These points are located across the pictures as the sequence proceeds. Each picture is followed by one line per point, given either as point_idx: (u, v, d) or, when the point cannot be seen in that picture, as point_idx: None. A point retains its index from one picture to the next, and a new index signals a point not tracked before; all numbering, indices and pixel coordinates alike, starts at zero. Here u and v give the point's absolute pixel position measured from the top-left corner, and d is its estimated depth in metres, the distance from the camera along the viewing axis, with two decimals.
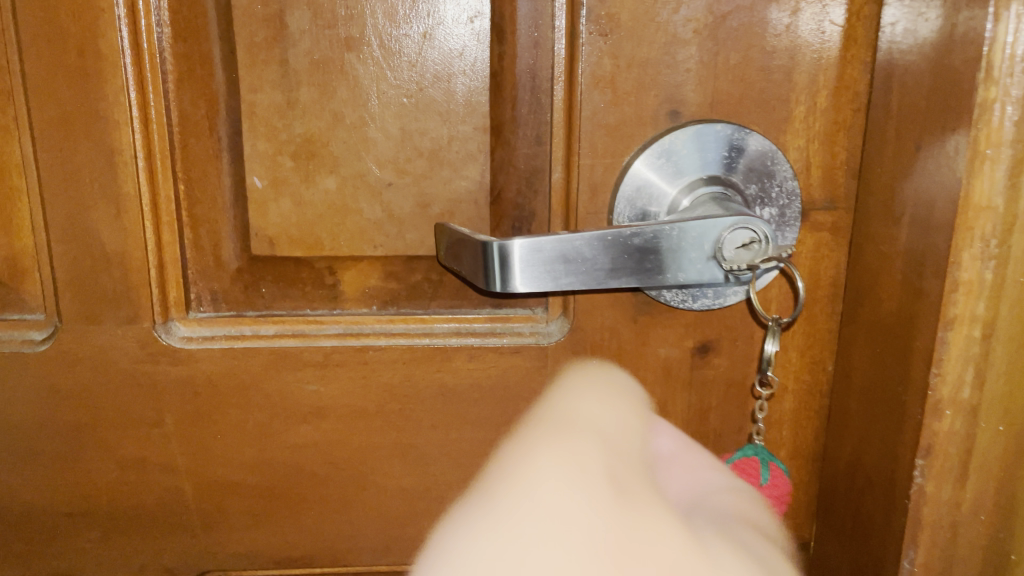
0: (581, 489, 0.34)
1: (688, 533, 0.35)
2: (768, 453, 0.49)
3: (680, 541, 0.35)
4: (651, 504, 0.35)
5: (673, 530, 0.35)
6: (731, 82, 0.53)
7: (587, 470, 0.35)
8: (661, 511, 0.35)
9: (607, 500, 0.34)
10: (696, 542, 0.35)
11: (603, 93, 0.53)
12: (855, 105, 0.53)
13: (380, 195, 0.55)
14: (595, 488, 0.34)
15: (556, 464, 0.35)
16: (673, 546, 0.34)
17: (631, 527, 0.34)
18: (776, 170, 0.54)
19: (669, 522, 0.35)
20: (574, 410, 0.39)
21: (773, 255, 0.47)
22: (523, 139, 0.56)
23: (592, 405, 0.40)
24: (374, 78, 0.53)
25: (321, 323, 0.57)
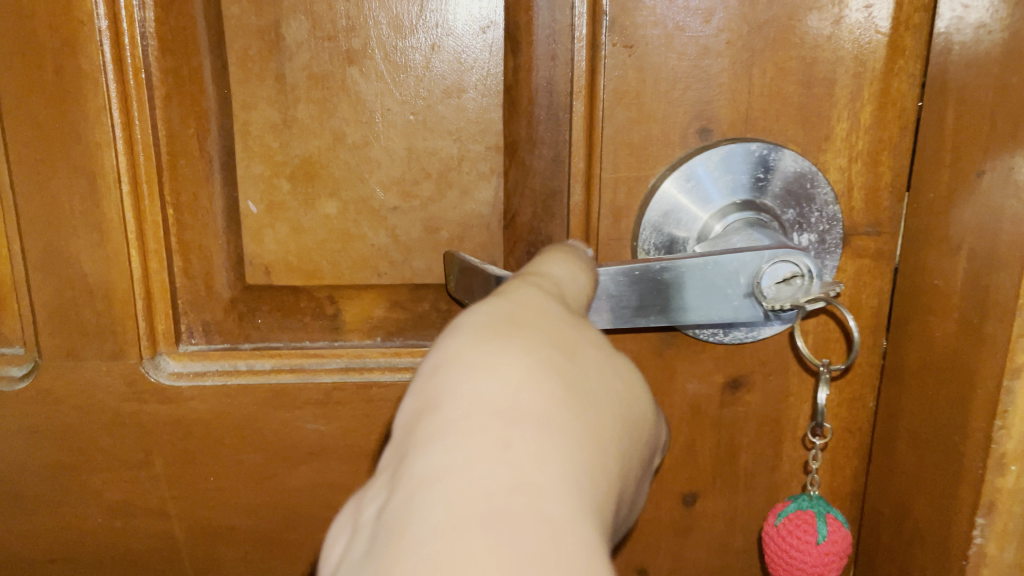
0: (573, 334, 0.30)
1: (645, 413, 0.33)
2: (826, 506, 0.45)
3: (638, 417, 0.32)
4: (625, 365, 0.32)
5: (638, 402, 0.32)
6: (766, 96, 0.49)
7: (574, 322, 0.31)
8: (633, 378, 0.33)
9: (595, 355, 0.30)
10: (646, 433, 0.33)
11: (627, 109, 0.49)
12: (903, 122, 0.49)
13: (384, 220, 0.51)
14: (586, 342, 0.31)
15: (543, 306, 0.31)
16: (634, 420, 0.31)
17: (615, 380, 0.31)
18: (815, 194, 0.49)
19: (638, 391, 0.32)
20: (552, 271, 0.37)
21: (819, 291, 0.41)
22: (540, 159, 0.51)
23: (567, 271, 0.38)
24: (377, 93, 0.49)
25: (321, 357, 0.53)
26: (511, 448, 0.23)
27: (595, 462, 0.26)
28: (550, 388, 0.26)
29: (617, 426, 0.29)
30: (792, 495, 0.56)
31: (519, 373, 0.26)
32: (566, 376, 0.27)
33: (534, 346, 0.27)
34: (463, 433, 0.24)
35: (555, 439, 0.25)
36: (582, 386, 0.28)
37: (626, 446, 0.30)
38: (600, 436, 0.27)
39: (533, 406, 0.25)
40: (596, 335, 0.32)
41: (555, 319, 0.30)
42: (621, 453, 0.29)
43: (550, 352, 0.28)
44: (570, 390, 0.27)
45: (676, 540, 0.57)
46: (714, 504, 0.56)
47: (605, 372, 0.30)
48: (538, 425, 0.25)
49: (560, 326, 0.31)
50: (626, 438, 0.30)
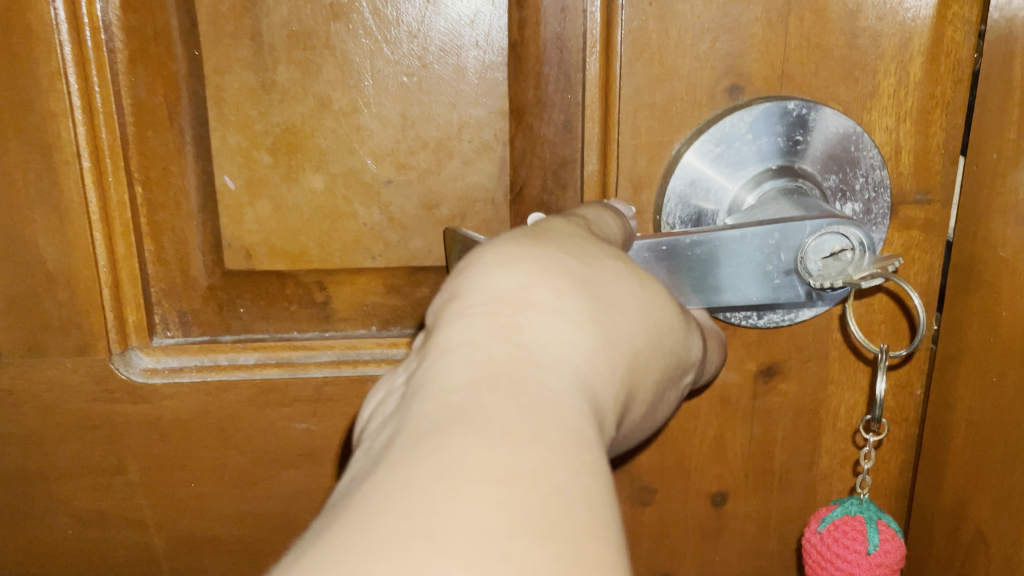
0: (594, 246, 0.30)
1: (674, 331, 0.32)
2: (876, 511, 0.40)
3: (666, 332, 0.31)
4: (651, 279, 0.31)
5: (666, 317, 0.31)
6: (804, 48, 0.43)
7: (599, 238, 0.31)
8: (662, 293, 0.31)
9: (614, 267, 0.29)
10: (673, 349, 0.32)
11: (648, 65, 0.43)
12: (956, 75, 0.43)
13: (377, 196, 0.46)
14: (602, 254, 0.29)
15: (563, 229, 0.30)
16: (655, 336, 0.30)
17: (636, 296, 0.29)
18: (860, 158, 0.44)
19: (668, 308, 0.31)
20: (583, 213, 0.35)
21: (872, 266, 0.36)
22: (550, 125, 0.45)
23: (598, 217, 0.36)
24: (367, 52, 0.44)
25: (311, 349, 0.48)
26: (530, 327, 0.25)
27: (602, 359, 0.26)
28: (579, 281, 0.27)
29: (627, 338, 0.28)
30: (830, 492, 0.51)
31: (552, 261, 0.27)
32: (597, 272, 0.28)
33: (569, 242, 0.29)
34: (491, 307, 0.25)
35: (581, 320, 0.26)
36: (603, 288, 0.28)
37: (659, 346, 0.30)
38: (626, 328, 0.28)
39: (556, 294, 0.26)
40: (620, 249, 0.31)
41: (585, 234, 0.31)
42: (640, 357, 0.29)
43: (572, 254, 0.28)
44: (595, 286, 0.27)
45: (704, 542, 0.52)
46: (745, 503, 0.51)
47: (624, 285, 0.29)
48: (563, 309, 0.26)
49: (578, 242, 0.29)
50: (641, 354, 0.29)
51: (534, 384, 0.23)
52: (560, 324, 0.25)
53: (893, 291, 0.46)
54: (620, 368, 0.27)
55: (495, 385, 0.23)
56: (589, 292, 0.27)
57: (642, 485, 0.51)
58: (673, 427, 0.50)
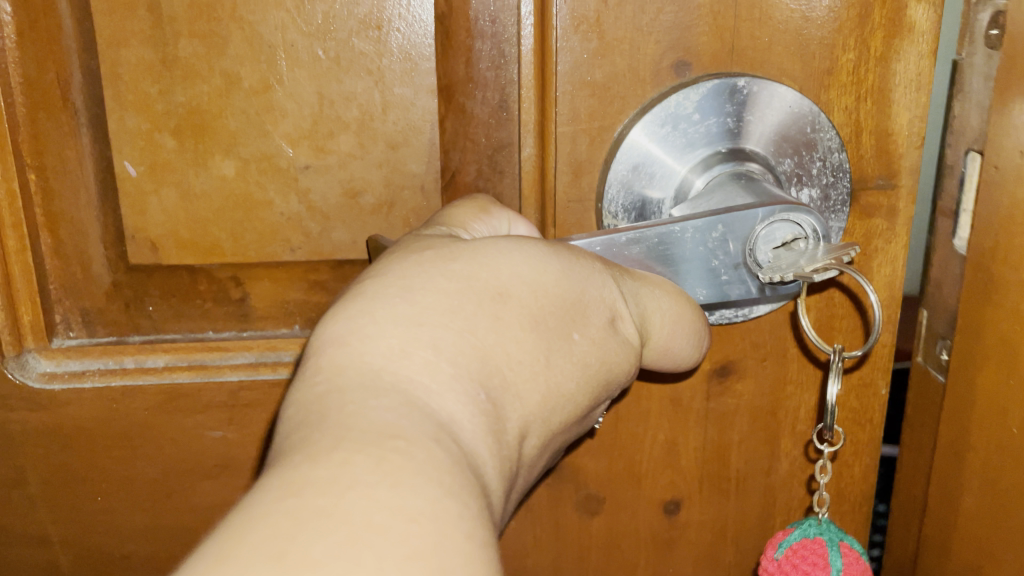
0: (406, 250, 0.29)
1: (552, 279, 0.29)
2: (839, 533, 0.36)
3: (533, 287, 0.28)
4: (485, 244, 0.29)
5: (520, 270, 0.28)
6: (757, 21, 0.40)
7: (420, 239, 0.30)
8: (505, 249, 0.29)
9: (421, 258, 0.28)
10: (568, 300, 0.29)
11: (586, 39, 0.40)
12: (920, 50, 0.40)
13: (295, 183, 0.42)
14: (410, 253, 0.29)
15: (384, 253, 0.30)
16: (509, 291, 0.28)
17: (457, 268, 0.28)
18: (817, 139, 0.40)
19: (522, 262, 0.29)
20: (452, 220, 0.32)
21: (827, 258, 0.32)
22: (482, 104, 0.42)
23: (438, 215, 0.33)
24: (278, 23, 0.40)
25: (226, 351, 0.44)
26: (332, 362, 0.25)
27: (417, 346, 0.25)
28: (375, 293, 0.27)
29: (456, 314, 0.27)
30: (790, 499, 0.48)
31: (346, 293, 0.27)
32: (405, 271, 0.28)
33: (382, 260, 0.29)
34: (301, 366, 0.26)
35: (381, 327, 0.26)
36: (406, 284, 0.27)
37: (523, 301, 0.28)
38: (451, 306, 0.27)
39: (351, 318, 0.26)
40: (441, 238, 0.30)
41: (408, 244, 0.30)
42: (492, 318, 0.27)
43: (376, 273, 0.28)
44: (395, 286, 0.27)
45: (657, 553, 0.49)
46: (700, 512, 0.48)
47: (438, 267, 0.28)
48: (356, 329, 0.26)
49: (388, 255, 0.29)
50: (490, 313, 0.27)
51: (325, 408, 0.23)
52: (357, 344, 0.25)
53: (848, 283, 0.42)
54: (456, 339, 0.26)
55: (291, 435, 0.23)
56: (387, 298, 0.27)
57: (589, 493, 0.48)
58: (621, 431, 0.46)
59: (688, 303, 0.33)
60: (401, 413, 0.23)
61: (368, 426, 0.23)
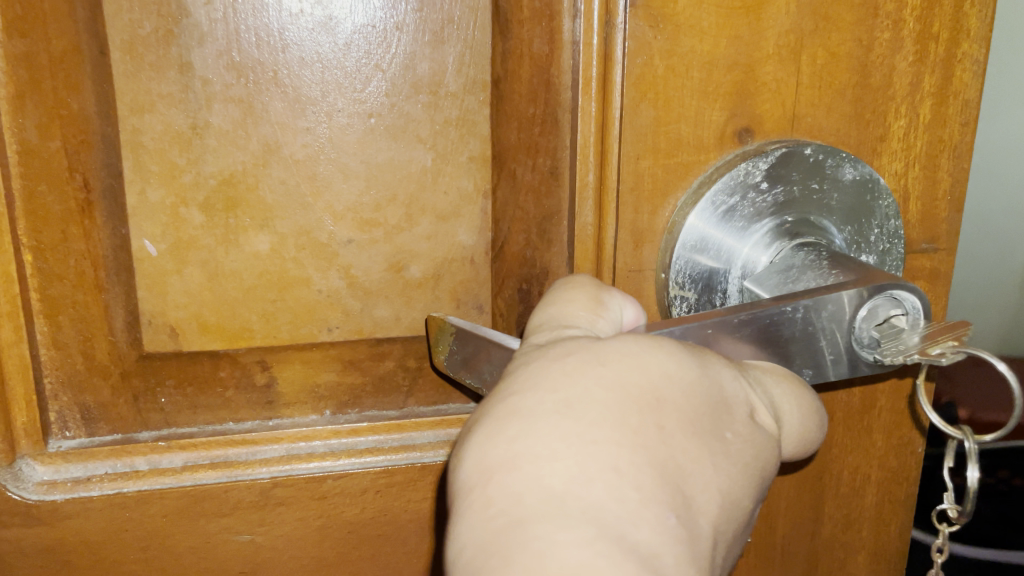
0: (546, 355, 0.27)
1: (700, 376, 0.27)
2: None
3: (685, 387, 0.26)
4: (628, 342, 0.27)
5: (669, 368, 0.26)
6: (817, 88, 0.39)
7: (553, 342, 0.28)
8: (650, 346, 0.27)
9: (566, 364, 0.26)
10: (716, 396, 0.27)
11: (652, 105, 0.38)
12: (963, 118, 0.41)
13: (334, 259, 0.39)
14: (549, 359, 0.26)
15: (519, 361, 0.28)
16: (667, 393, 0.26)
17: (609, 373, 0.26)
18: (875, 206, 0.40)
19: (669, 359, 0.26)
20: (572, 317, 0.30)
21: (952, 342, 0.30)
22: (533, 171, 0.39)
23: (551, 309, 0.31)
24: (325, 88, 0.36)
25: (253, 445, 0.40)
26: (501, 493, 0.23)
27: (596, 468, 0.23)
28: (532, 411, 0.24)
29: (619, 427, 0.24)
30: (832, 562, 0.47)
31: (497, 410, 0.25)
32: (553, 382, 0.25)
33: (520, 369, 0.27)
34: (464, 499, 0.23)
35: (551, 448, 0.23)
36: (563, 398, 0.25)
37: (680, 404, 0.26)
38: (613, 417, 0.24)
39: (514, 440, 0.24)
40: (579, 338, 0.27)
41: (542, 349, 0.28)
42: (655, 427, 0.25)
43: (519, 383, 0.26)
44: (551, 401, 0.25)
45: None
46: None
47: (589, 374, 0.26)
48: (525, 452, 0.23)
49: (527, 364, 0.27)
50: (654, 422, 0.25)
51: (511, 551, 0.21)
52: (528, 468, 0.23)
53: None
54: (630, 455, 0.24)
55: None
56: (547, 415, 0.24)
57: None
58: None
59: (802, 389, 0.32)
60: (598, 550, 0.21)
61: (567, 568, 0.20)
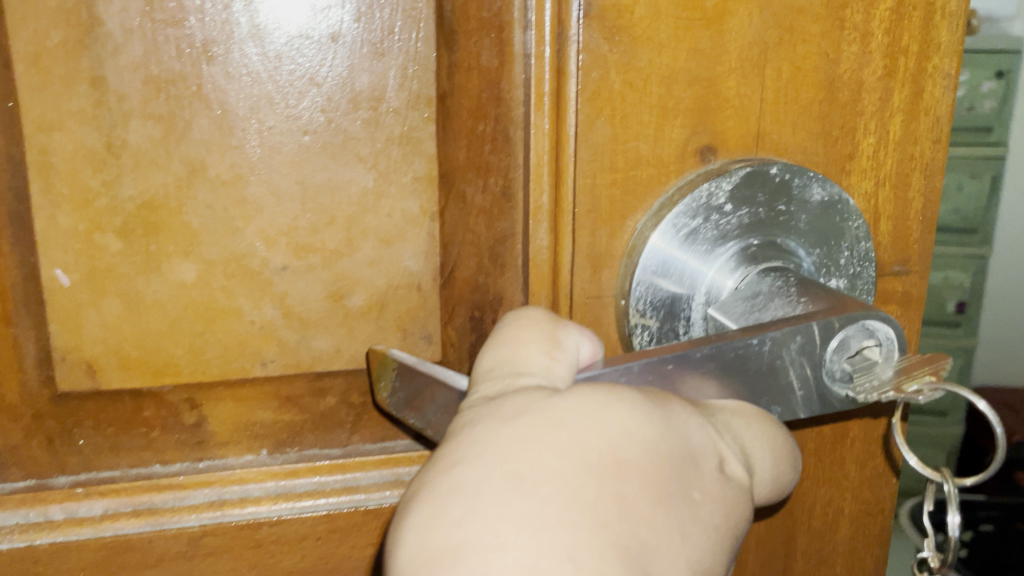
0: (494, 419, 0.24)
1: (664, 432, 0.24)
2: None
3: (648, 447, 0.24)
4: (582, 398, 0.24)
5: (629, 427, 0.24)
6: (783, 103, 0.37)
7: (502, 398, 0.25)
8: (608, 401, 0.24)
9: (514, 430, 0.24)
10: (683, 453, 0.25)
11: (609, 122, 0.35)
12: (935, 134, 0.39)
13: (267, 288, 0.36)
14: (497, 425, 0.24)
15: (465, 422, 0.25)
16: (628, 457, 0.23)
17: (564, 438, 0.23)
18: (846, 228, 0.38)
19: (628, 416, 0.24)
20: (524, 365, 0.28)
21: (928, 380, 0.29)
22: (483, 192, 0.37)
23: (502, 353, 0.29)
24: (254, 103, 0.34)
25: (181, 490, 0.36)
26: None
27: (550, 554, 0.21)
28: (478, 489, 0.22)
29: (576, 502, 0.22)
30: None
31: (439, 488, 0.22)
32: (501, 453, 0.23)
33: (465, 438, 0.24)
34: None
35: (499, 533, 0.21)
36: (513, 472, 0.22)
37: (643, 467, 0.23)
38: (569, 491, 0.22)
39: (457, 524, 0.21)
40: (530, 393, 0.25)
41: (489, 408, 0.25)
42: (617, 497, 0.22)
43: (464, 455, 0.23)
44: (499, 476, 0.22)
45: None
46: None
47: (541, 440, 0.23)
48: (470, 540, 0.21)
49: (473, 430, 0.24)
50: (615, 491, 0.22)
51: None
52: (474, 558, 0.20)
53: None
54: (590, 534, 0.21)
55: None
56: (495, 493, 0.22)
57: None
58: None
59: (774, 428, 0.29)
60: None
61: None
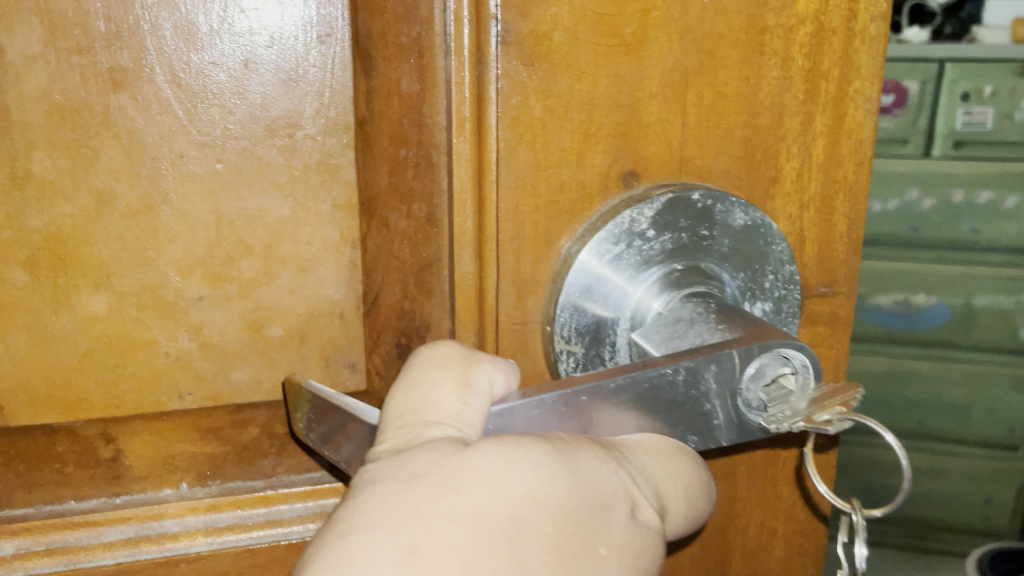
0: (392, 480, 0.24)
1: (566, 490, 0.25)
2: None
3: (549, 508, 0.24)
4: (487, 456, 0.24)
5: (532, 487, 0.24)
6: (704, 127, 0.37)
7: (405, 454, 0.25)
8: (512, 459, 0.24)
9: (415, 493, 0.23)
10: (586, 510, 0.25)
11: (530, 149, 0.35)
12: (859, 157, 0.40)
13: (183, 318, 0.35)
14: (398, 487, 0.23)
15: (367, 478, 0.24)
16: (525, 521, 0.24)
17: (462, 505, 0.23)
18: (769, 252, 0.38)
19: (532, 475, 0.24)
20: (434, 413, 0.27)
21: (836, 412, 0.29)
22: (407, 218, 0.36)
23: (412, 397, 0.28)
24: (164, 131, 0.33)
25: (96, 527, 0.35)
26: None
27: None
28: (373, 562, 0.21)
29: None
30: None
31: (331, 561, 0.22)
32: (400, 520, 0.22)
33: (363, 499, 0.23)
34: None
35: None
36: (410, 545, 0.22)
37: (541, 529, 0.24)
38: (466, 563, 0.22)
39: None
40: (434, 450, 0.24)
41: (390, 466, 0.24)
42: (512, 566, 0.23)
43: (361, 520, 0.23)
44: (397, 546, 0.22)
45: None
46: None
47: (440, 507, 0.23)
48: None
49: (370, 491, 0.24)
50: (512, 560, 0.23)
51: None
52: None
53: None
54: None
55: None
56: (388, 569, 0.21)
57: None
58: None
59: (681, 466, 0.30)
60: None
61: None
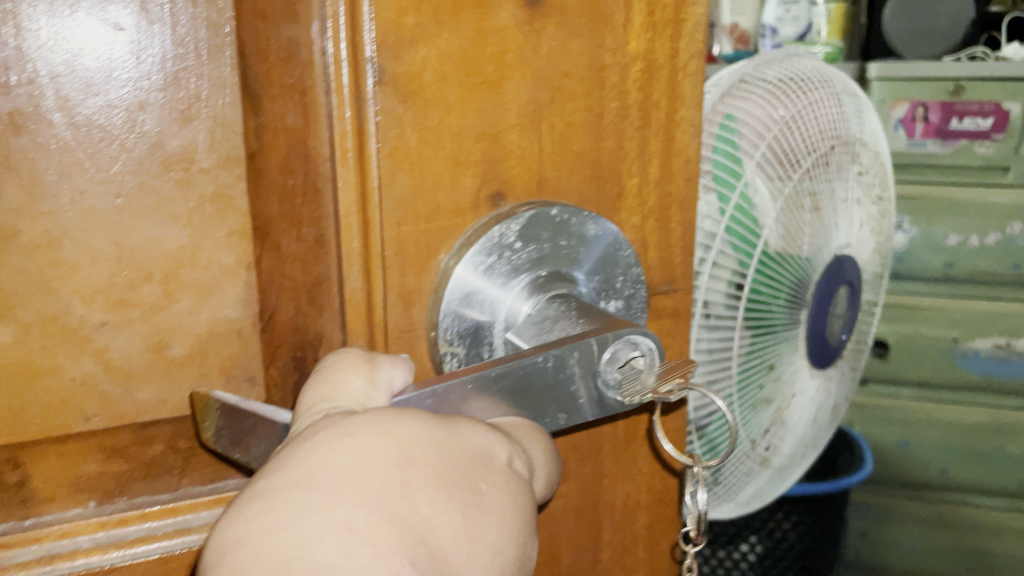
0: (298, 438, 0.28)
1: (445, 435, 0.29)
2: None
3: (433, 445, 0.28)
4: (379, 414, 0.29)
5: (416, 430, 0.28)
6: (558, 151, 0.42)
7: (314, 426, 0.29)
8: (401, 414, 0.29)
9: (315, 438, 0.27)
10: (467, 452, 0.29)
11: (409, 174, 0.38)
12: (686, 174, 0.47)
13: (87, 343, 0.38)
14: (302, 438, 0.28)
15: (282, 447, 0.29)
16: (411, 453, 0.27)
17: (355, 443, 0.27)
18: (618, 257, 0.44)
19: (416, 423, 0.28)
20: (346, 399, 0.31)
21: (672, 381, 0.36)
22: (297, 241, 0.40)
23: (324, 388, 0.31)
24: (63, 169, 0.36)
25: (5, 549, 0.37)
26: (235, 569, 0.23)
27: (329, 529, 0.24)
28: (276, 487, 0.26)
29: (359, 487, 0.26)
30: None
31: (244, 494, 0.26)
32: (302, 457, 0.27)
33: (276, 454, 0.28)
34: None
35: (287, 519, 0.25)
36: (306, 473, 0.26)
37: (426, 460, 0.28)
38: (356, 482, 0.26)
39: (252, 518, 0.25)
40: (336, 420, 0.29)
41: (301, 434, 0.28)
42: (400, 485, 0.26)
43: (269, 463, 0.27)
44: (295, 476, 0.26)
45: None
46: None
47: (336, 446, 0.27)
48: (258, 529, 0.24)
49: (283, 449, 0.28)
50: (399, 480, 0.26)
51: None
52: (259, 541, 0.24)
53: None
54: (368, 513, 0.25)
55: None
56: (288, 489, 0.25)
57: None
58: None
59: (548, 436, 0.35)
60: None
61: None
